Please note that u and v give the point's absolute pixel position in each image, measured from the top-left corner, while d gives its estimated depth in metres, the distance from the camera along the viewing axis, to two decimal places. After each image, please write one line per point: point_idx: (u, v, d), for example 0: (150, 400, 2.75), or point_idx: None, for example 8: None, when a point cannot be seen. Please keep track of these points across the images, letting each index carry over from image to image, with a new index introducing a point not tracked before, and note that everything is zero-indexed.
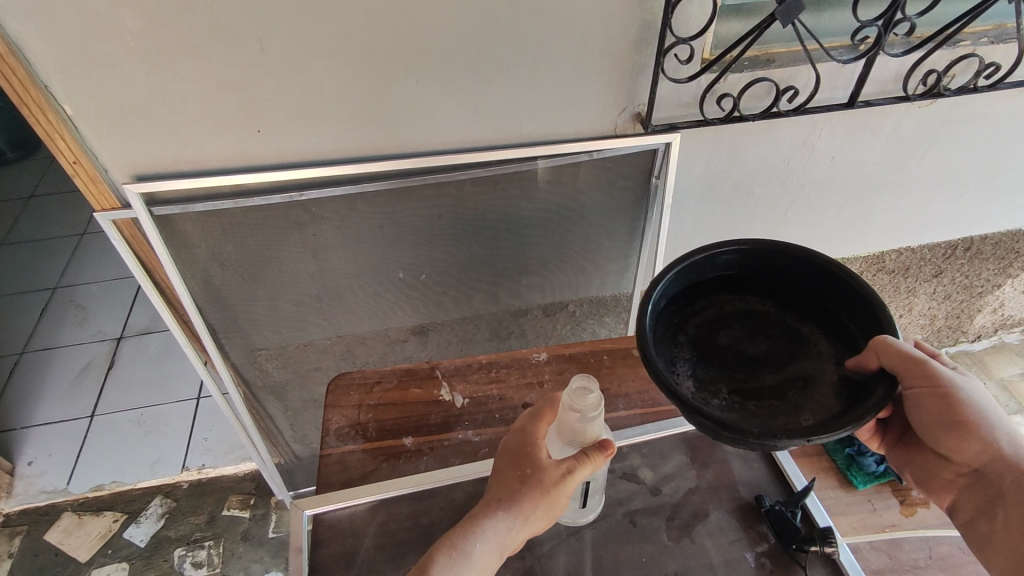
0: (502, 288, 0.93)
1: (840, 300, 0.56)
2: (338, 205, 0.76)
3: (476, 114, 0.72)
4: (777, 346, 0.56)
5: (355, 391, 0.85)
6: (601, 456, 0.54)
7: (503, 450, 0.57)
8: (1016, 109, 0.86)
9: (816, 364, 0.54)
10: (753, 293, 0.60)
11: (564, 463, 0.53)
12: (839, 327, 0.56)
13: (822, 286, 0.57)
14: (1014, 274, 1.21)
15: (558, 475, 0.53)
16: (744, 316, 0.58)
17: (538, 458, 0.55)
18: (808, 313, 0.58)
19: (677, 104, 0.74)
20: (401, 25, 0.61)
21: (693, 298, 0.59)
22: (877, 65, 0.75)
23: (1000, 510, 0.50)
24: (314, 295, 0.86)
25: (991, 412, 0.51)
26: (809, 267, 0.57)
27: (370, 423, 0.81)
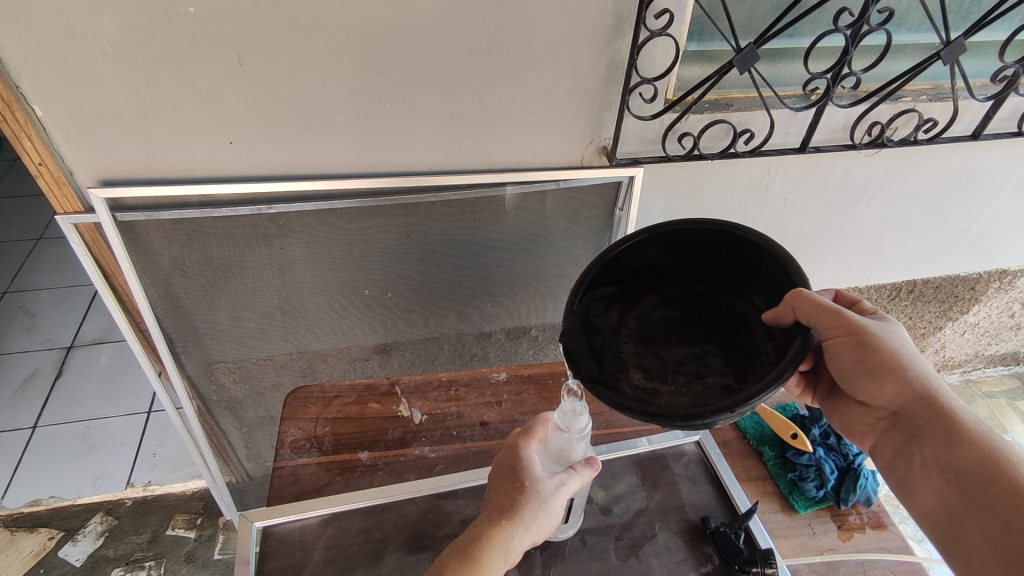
0: (466, 311, 0.94)
1: (757, 267, 0.58)
2: (307, 219, 0.76)
3: (450, 139, 0.74)
4: (713, 326, 0.58)
5: (312, 404, 0.86)
6: (588, 472, 0.56)
7: (497, 466, 0.57)
8: (954, 163, 0.92)
9: (752, 336, 0.56)
10: (685, 279, 0.63)
11: (558, 475, 0.55)
12: (765, 299, 0.58)
13: (739, 256, 0.59)
14: (954, 318, 1.28)
15: (554, 485, 0.54)
16: (681, 302, 0.61)
17: (534, 469, 0.55)
18: (736, 289, 0.61)
19: (641, 140, 0.78)
20: (380, 50, 0.64)
21: (633, 292, 0.63)
22: (827, 115, 0.80)
23: (916, 450, 0.54)
24: (278, 309, 0.85)
25: (906, 355, 0.54)
26: (722, 240, 0.59)
27: (326, 436, 0.83)
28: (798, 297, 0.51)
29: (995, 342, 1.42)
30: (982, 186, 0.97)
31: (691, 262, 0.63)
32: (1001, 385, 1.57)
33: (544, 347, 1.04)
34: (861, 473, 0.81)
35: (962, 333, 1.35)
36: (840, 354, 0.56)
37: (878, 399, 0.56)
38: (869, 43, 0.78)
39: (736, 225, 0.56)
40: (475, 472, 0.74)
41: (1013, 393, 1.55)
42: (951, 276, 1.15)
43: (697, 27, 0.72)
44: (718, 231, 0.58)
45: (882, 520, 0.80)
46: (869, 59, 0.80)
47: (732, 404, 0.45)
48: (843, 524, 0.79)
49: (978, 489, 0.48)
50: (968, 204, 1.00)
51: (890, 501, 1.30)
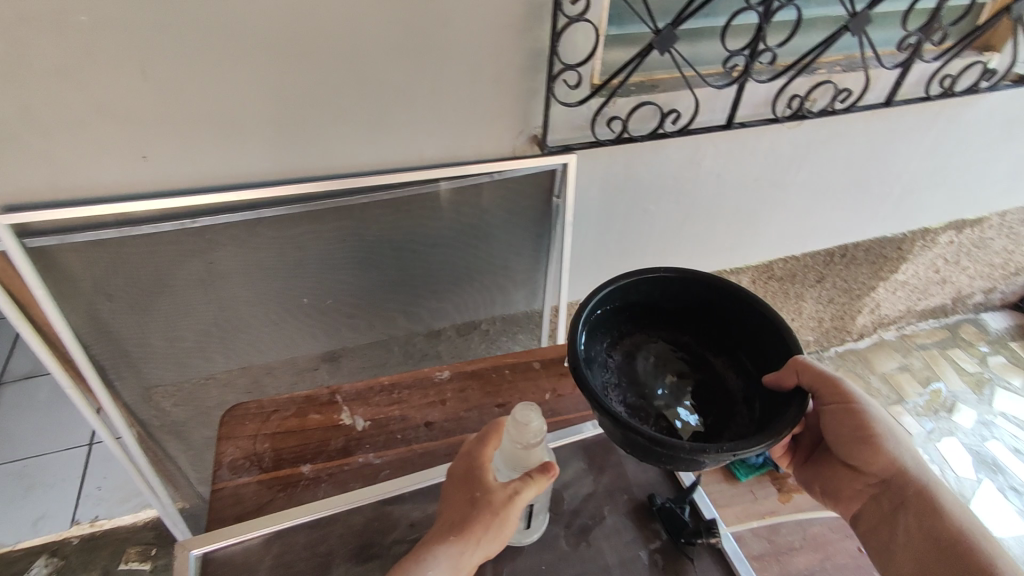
0: (412, 310, 0.92)
1: (745, 343, 0.59)
2: (235, 230, 0.74)
3: (377, 140, 0.72)
4: (692, 386, 0.59)
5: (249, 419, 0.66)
6: (543, 479, 0.51)
7: (451, 478, 0.55)
8: (872, 130, 0.96)
9: (730, 404, 0.57)
10: (670, 329, 0.63)
11: (511, 484, 0.52)
12: (748, 361, 0.59)
13: (732, 320, 0.60)
14: (885, 277, 1.34)
15: (506, 494, 0.51)
16: (660, 355, 0.61)
17: (486, 481, 0.52)
18: (722, 346, 0.61)
19: (571, 127, 0.78)
20: (294, 53, 0.62)
21: (622, 333, 0.62)
22: (749, 90, 0.82)
23: (901, 517, 0.55)
24: (215, 326, 0.82)
25: (891, 430, 0.57)
26: (728, 303, 0.59)
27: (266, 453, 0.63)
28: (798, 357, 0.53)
29: (924, 297, 1.50)
30: (899, 149, 1.01)
31: (684, 316, 0.63)
32: (934, 336, 1.60)
33: (494, 341, 1.03)
34: None
35: (894, 292, 1.42)
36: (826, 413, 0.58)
37: (866, 466, 0.57)
38: (782, 20, 0.80)
39: (754, 295, 0.57)
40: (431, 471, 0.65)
41: (944, 343, 1.58)
42: (879, 237, 1.21)
43: (616, 11, 0.73)
44: (734, 295, 0.58)
45: None
46: (783, 34, 0.82)
47: (734, 446, 0.44)
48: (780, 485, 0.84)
49: (960, 558, 0.50)
50: (888, 167, 1.04)
51: None
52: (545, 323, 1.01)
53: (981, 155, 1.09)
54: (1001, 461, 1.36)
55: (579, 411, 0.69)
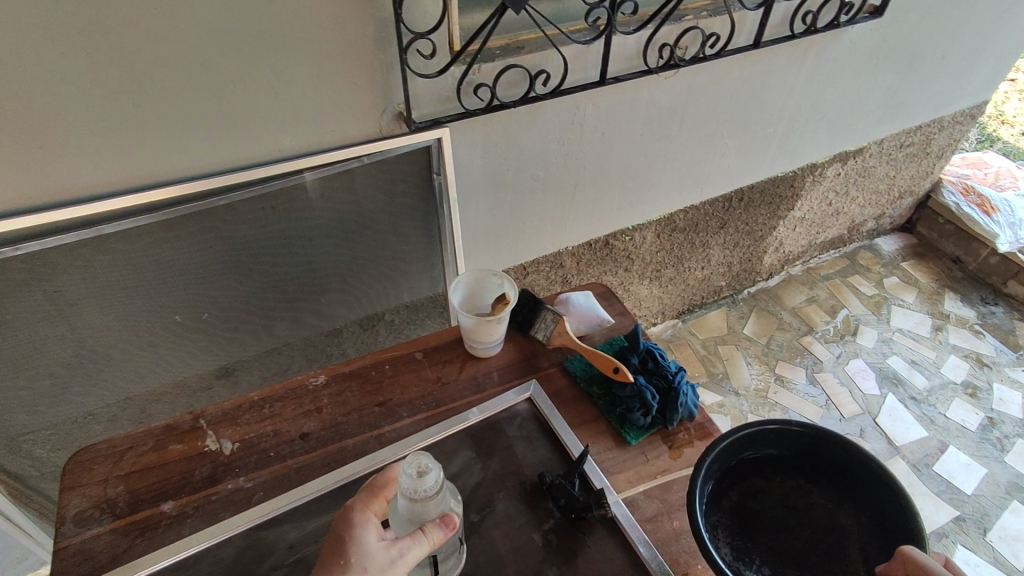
0: (304, 311, 0.87)
1: (869, 498, 0.54)
2: (75, 252, 0.66)
3: (222, 135, 0.66)
4: (800, 534, 0.55)
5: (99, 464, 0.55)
6: (434, 537, 0.45)
7: (330, 536, 0.47)
8: (747, 73, 0.97)
9: (840, 556, 0.53)
10: (802, 473, 0.58)
11: (396, 546, 0.45)
12: (858, 514, 0.54)
13: (860, 480, 0.54)
14: (784, 215, 1.39)
15: (387, 560, 0.44)
16: (779, 501, 0.57)
17: (365, 543, 0.45)
18: (843, 494, 0.56)
19: (437, 99, 0.74)
20: (95, 46, 0.55)
21: (751, 471, 0.58)
22: (618, 44, 0.80)
23: None
24: (76, 359, 0.74)
25: None
26: (857, 465, 0.54)
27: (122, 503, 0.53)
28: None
29: (823, 230, 1.57)
30: (776, 89, 1.03)
31: (813, 460, 0.57)
32: (835, 266, 1.69)
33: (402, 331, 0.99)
34: None
35: (795, 229, 1.47)
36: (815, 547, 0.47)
37: None
38: None
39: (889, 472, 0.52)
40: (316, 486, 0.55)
41: (845, 272, 1.67)
42: (772, 178, 1.24)
43: None
44: (865, 462, 0.54)
45: None
46: None
47: None
48: None
49: None
50: (768, 108, 1.06)
51: (758, 395, 1.39)
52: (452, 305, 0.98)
53: (853, 88, 1.13)
54: (902, 374, 1.44)
55: (467, 397, 0.64)
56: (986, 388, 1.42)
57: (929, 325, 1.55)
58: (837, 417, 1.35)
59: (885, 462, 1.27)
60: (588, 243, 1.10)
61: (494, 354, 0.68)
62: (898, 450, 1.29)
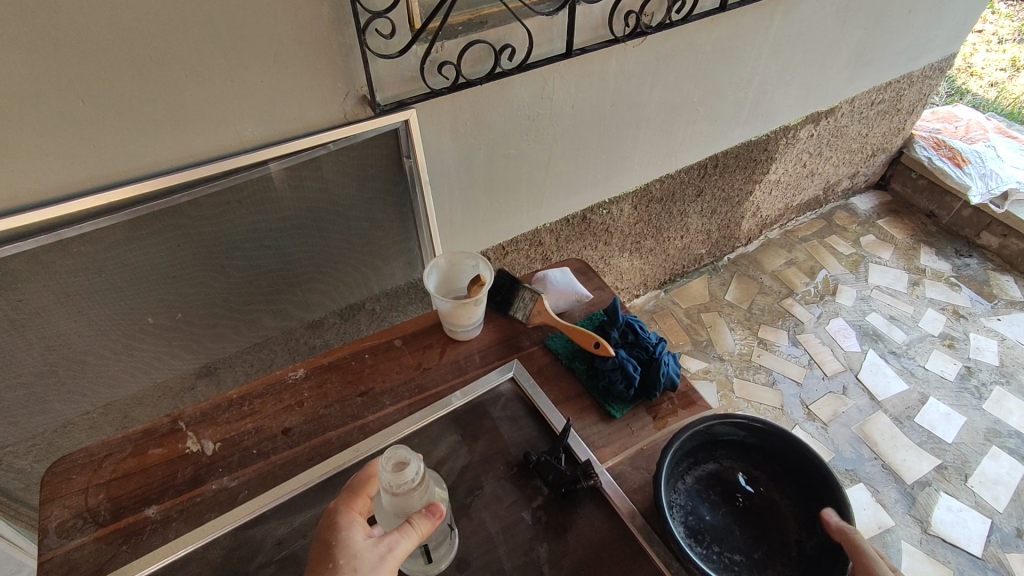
0: (281, 305, 0.86)
1: (812, 488, 0.55)
2: (37, 259, 0.64)
3: (179, 129, 0.64)
4: (746, 516, 0.56)
5: (78, 472, 0.55)
6: (422, 528, 0.45)
7: (316, 541, 0.46)
8: (715, 38, 0.96)
9: (780, 536, 0.54)
10: (749, 458, 0.59)
11: (383, 541, 0.44)
12: (800, 500, 0.56)
13: (804, 468, 0.56)
14: (760, 180, 1.39)
15: (376, 556, 0.44)
16: (728, 486, 0.58)
17: (351, 542, 0.45)
18: (787, 482, 0.57)
19: (401, 80, 0.72)
20: (36, 43, 0.52)
21: (701, 455, 0.59)
22: (583, 14, 0.79)
23: None
24: (49, 368, 0.73)
25: None
26: (801, 456, 0.55)
27: (103, 506, 0.52)
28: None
29: (799, 192, 1.58)
30: (745, 52, 1.02)
31: (762, 447, 0.59)
32: (813, 228, 1.70)
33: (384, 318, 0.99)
34: None
35: (771, 193, 1.48)
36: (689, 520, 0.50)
37: None
38: None
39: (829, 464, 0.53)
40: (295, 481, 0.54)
41: (823, 233, 1.69)
42: (745, 142, 1.24)
43: None
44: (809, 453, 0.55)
45: None
46: None
47: None
48: None
49: None
50: (737, 72, 1.05)
51: (742, 359, 1.41)
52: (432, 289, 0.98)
53: (822, 47, 1.13)
54: (881, 330, 1.46)
55: (450, 380, 0.63)
56: (963, 339, 1.45)
57: (906, 281, 1.58)
58: (819, 375, 1.37)
59: (868, 416, 1.30)
60: (565, 218, 1.10)
61: (475, 336, 0.67)
62: (880, 404, 1.32)
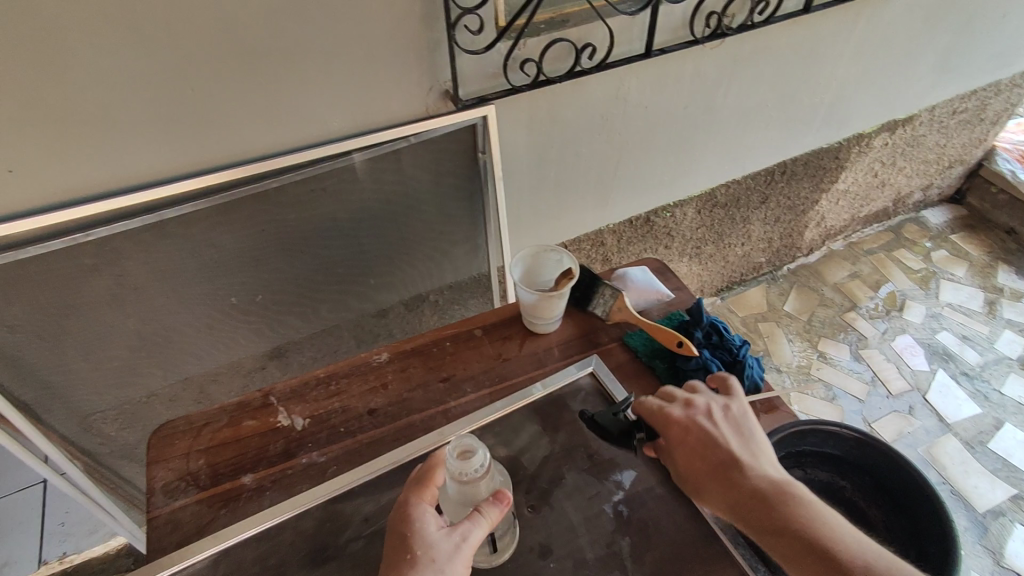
0: (353, 292, 0.88)
1: (902, 498, 0.58)
2: (138, 237, 0.68)
3: (274, 118, 0.67)
4: None
5: (178, 437, 0.58)
6: (493, 515, 0.46)
7: (388, 532, 0.47)
8: (795, 41, 0.94)
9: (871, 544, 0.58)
10: (836, 466, 0.62)
11: (456, 530, 0.45)
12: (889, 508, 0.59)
13: (896, 480, 0.58)
14: (827, 189, 1.35)
15: (452, 545, 0.45)
16: (817, 492, 0.63)
17: (427, 531, 0.45)
18: (876, 491, 0.60)
19: (483, 76, 0.74)
20: (156, 32, 0.55)
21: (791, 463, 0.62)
22: (664, 14, 0.78)
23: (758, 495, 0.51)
24: (140, 342, 0.77)
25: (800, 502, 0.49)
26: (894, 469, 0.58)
27: (201, 471, 0.55)
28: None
29: (867, 203, 1.53)
30: (825, 56, 1.00)
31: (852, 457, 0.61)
32: (879, 240, 1.65)
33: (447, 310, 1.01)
34: None
35: (838, 202, 1.44)
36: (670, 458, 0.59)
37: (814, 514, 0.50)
38: None
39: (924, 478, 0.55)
40: (381, 460, 0.56)
41: (890, 246, 1.63)
42: (816, 150, 1.21)
43: None
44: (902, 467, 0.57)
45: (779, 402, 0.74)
46: None
47: None
48: None
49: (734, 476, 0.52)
50: (815, 77, 1.03)
51: (800, 372, 1.37)
52: (494, 285, 0.99)
53: (904, 52, 1.09)
54: (952, 349, 1.40)
55: (529, 372, 0.64)
56: None
57: (980, 300, 1.51)
58: (884, 393, 1.33)
59: (936, 439, 1.25)
60: (628, 220, 1.09)
61: (552, 330, 0.68)
62: (949, 427, 1.27)
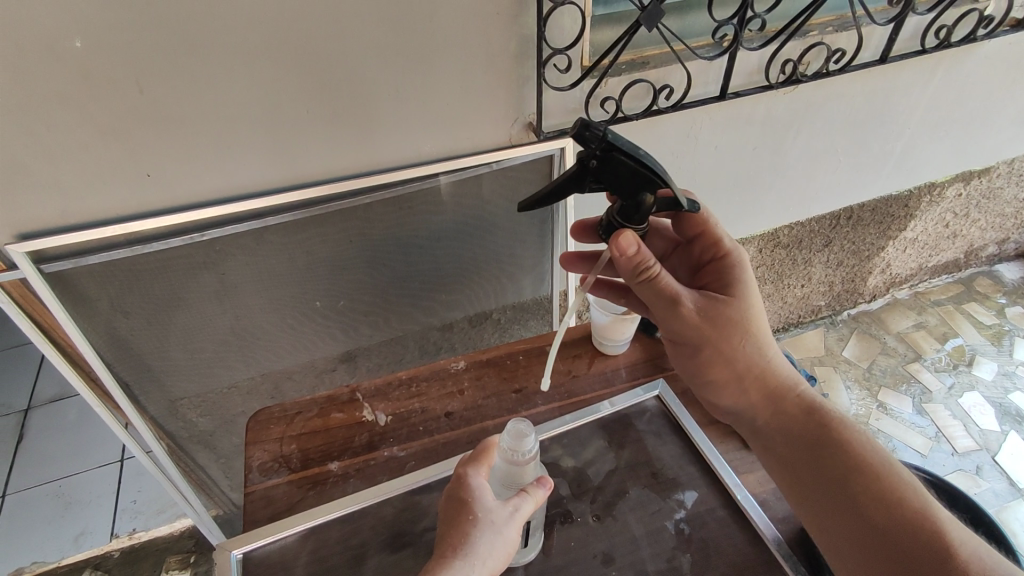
0: (424, 304, 0.93)
1: None
2: (243, 240, 0.75)
3: (374, 141, 0.73)
4: None
5: (275, 422, 0.67)
6: (542, 494, 0.52)
7: (444, 500, 0.51)
8: (869, 89, 0.95)
9: None
10: None
11: (510, 502, 0.51)
12: None
13: None
14: (894, 236, 1.34)
15: (507, 513, 0.49)
16: None
17: (485, 500, 0.50)
18: None
19: (565, 110, 0.78)
20: (283, 60, 0.62)
21: None
22: (741, 59, 0.82)
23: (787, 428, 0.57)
24: (232, 336, 0.84)
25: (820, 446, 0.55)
26: None
27: (294, 454, 0.64)
28: (632, 229, 0.55)
29: (936, 252, 1.49)
30: (900, 105, 1.01)
31: None
32: (947, 292, 1.60)
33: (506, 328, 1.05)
34: None
35: (905, 250, 1.41)
36: (693, 251, 0.65)
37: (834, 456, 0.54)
38: None
39: None
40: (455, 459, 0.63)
41: (960, 298, 1.58)
42: (885, 196, 1.20)
43: None
44: None
45: None
46: None
47: None
48: None
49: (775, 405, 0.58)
50: (888, 124, 1.03)
51: (857, 420, 1.34)
52: (555, 308, 1.02)
53: (984, 104, 1.08)
54: None
55: (596, 390, 0.71)
56: None
57: None
58: (948, 450, 1.28)
59: (1005, 504, 1.19)
60: None
61: (623, 351, 0.74)
62: (1021, 492, 1.21)
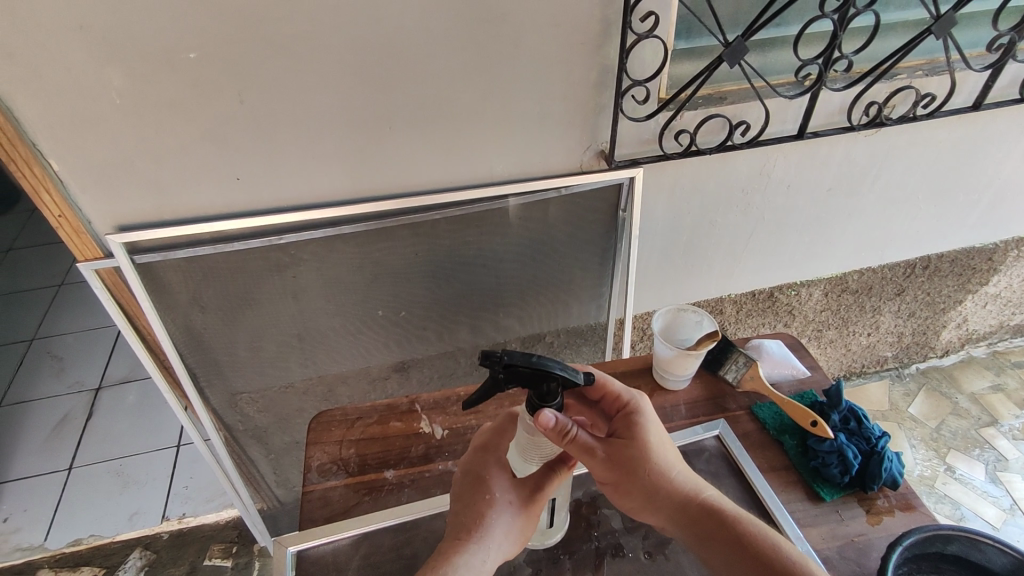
0: (480, 321, 0.94)
1: None
2: (316, 246, 0.78)
3: (449, 159, 0.75)
4: None
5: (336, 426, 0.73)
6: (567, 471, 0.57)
7: (470, 473, 0.58)
8: (957, 136, 0.91)
9: None
10: None
11: (533, 478, 0.56)
12: None
13: None
14: (974, 291, 1.26)
15: (529, 488, 0.56)
16: None
17: (508, 476, 0.57)
18: None
19: (639, 140, 0.79)
20: (373, 79, 0.65)
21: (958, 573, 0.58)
22: (823, 99, 0.80)
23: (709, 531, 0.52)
24: (296, 337, 0.87)
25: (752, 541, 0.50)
26: None
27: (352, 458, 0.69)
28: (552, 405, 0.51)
29: (1019, 311, 1.40)
30: (989, 155, 0.96)
31: None
32: None
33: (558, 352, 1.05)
34: (887, 455, 0.66)
35: (984, 305, 1.33)
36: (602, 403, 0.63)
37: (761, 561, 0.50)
38: (859, 25, 0.80)
39: None
40: None
41: None
42: (966, 248, 1.14)
43: (684, 25, 0.74)
44: None
45: (912, 502, 0.65)
46: (860, 40, 0.81)
47: None
48: (870, 507, 0.65)
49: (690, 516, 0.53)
50: (975, 174, 0.99)
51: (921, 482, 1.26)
52: (609, 336, 1.01)
53: None
54: None
55: None
56: None
57: None
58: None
59: None
60: (752, 292, 1.08)
61: (681, 388, 0.77)
62: None
